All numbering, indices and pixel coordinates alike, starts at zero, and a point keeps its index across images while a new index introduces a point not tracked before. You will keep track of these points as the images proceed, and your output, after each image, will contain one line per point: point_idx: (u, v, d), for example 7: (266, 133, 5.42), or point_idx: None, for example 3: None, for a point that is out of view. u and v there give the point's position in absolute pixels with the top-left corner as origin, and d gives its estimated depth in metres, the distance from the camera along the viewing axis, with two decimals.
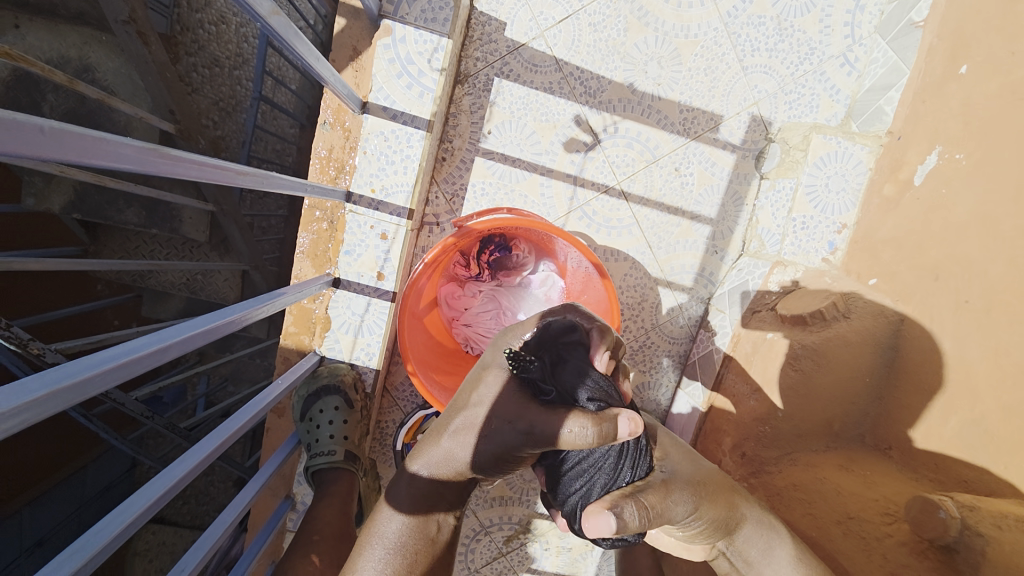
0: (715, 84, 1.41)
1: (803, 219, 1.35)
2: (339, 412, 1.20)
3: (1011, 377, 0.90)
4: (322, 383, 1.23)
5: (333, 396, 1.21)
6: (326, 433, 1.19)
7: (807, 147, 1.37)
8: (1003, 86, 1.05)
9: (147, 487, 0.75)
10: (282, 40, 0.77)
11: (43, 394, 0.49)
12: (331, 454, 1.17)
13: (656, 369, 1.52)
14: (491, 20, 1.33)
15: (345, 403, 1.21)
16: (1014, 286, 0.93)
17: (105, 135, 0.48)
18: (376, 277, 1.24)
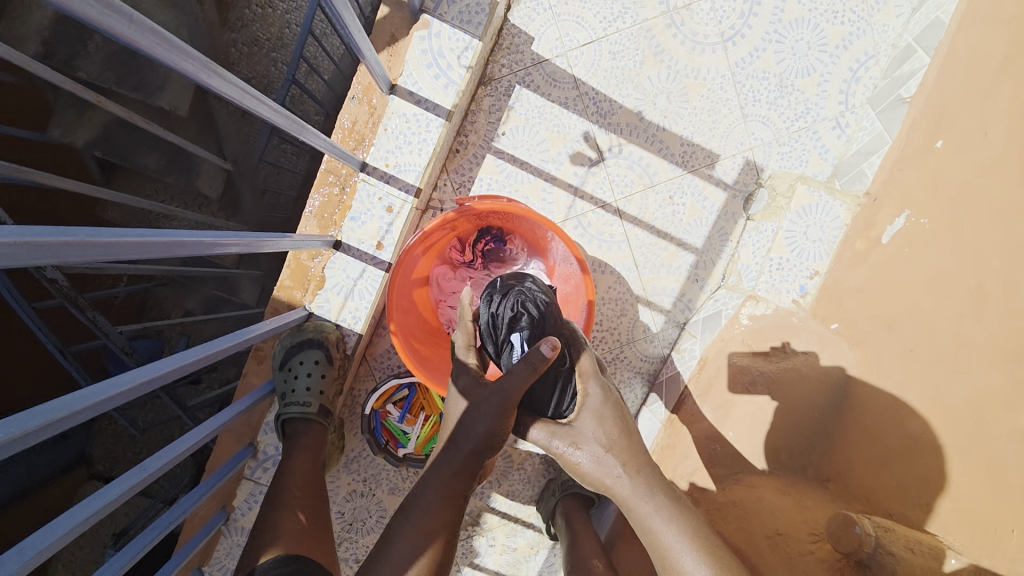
0: (716, 125, 1.53)
1: (779, 260, 1.45)
2: (318, 366, 1.24)
3: (950, 424, 0.98)
4: (307, 336, 1.27)
5: (314, 350, 1.26)
6: (303, 385, 1.23)
7: (791, 196, 1.49)
8: (970, 165, 1.16)
9: (130, 374, 0.81)
10: (334, 10, 0.89)
11: (79, 238, 0.59)
12: (306, 405, 1.23)
13: (625, 384, 1.56)
14: (520, 34, 1.45)
15: (325, 359, 1.26)
16: (959, 341, 1.02)
17: (169, 38, 0.62)
18: (375, 246, 1.31)
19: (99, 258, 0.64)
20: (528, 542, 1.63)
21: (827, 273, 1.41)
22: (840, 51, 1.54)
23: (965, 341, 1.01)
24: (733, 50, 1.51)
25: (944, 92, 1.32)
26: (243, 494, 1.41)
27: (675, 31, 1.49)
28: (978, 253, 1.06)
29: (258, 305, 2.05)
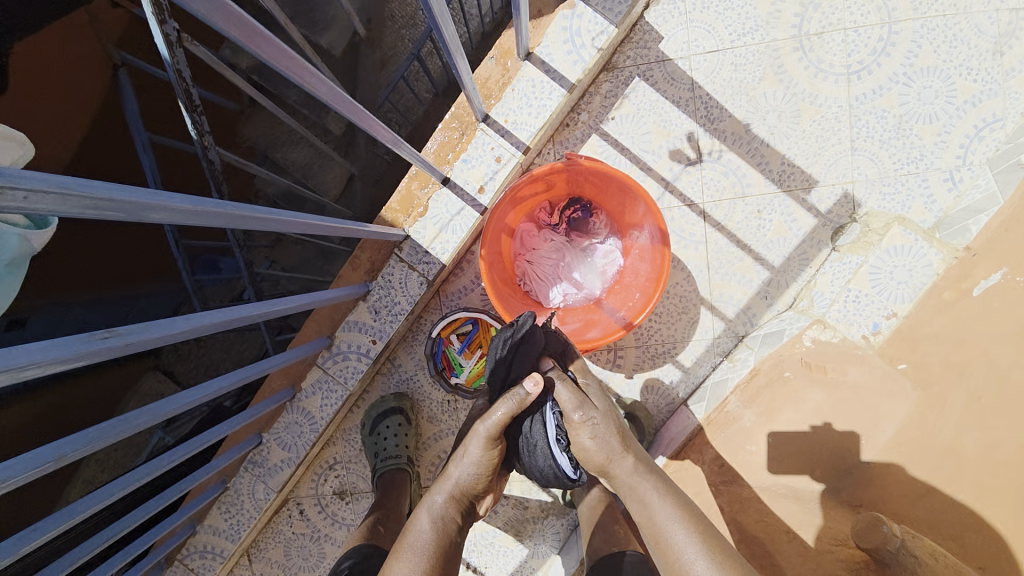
0: (822, 151, 1.55)
1: (857, 293, 1.44)
2: (402, 427, 1.63)
3: (924, 441, 1.30)
4: (387, 406, 1.66)
5: (396, 415, 1.64)
6: (392, 443, 1.60)
7: (885, 233, 1.47)
8: None
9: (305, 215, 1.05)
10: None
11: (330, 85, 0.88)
12: (395, 458, 1.58)
13: (665, 375, 1.65)
14: (652, 31, 1.56)
15: (406, 422, 1.64)
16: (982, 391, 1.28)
17: None
18: (477, 190, 1.47)
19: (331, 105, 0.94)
20: (540, 506, 1.78)
21: (905, 317, 1.39)
22: (969, 106, 1.52)
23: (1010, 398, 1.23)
24: (857, 84, 1.54)
25: None
26: (311, 379, 1.61)
27: (802, 56, 1.53)
28: None
29: (339, 246, 2.22)
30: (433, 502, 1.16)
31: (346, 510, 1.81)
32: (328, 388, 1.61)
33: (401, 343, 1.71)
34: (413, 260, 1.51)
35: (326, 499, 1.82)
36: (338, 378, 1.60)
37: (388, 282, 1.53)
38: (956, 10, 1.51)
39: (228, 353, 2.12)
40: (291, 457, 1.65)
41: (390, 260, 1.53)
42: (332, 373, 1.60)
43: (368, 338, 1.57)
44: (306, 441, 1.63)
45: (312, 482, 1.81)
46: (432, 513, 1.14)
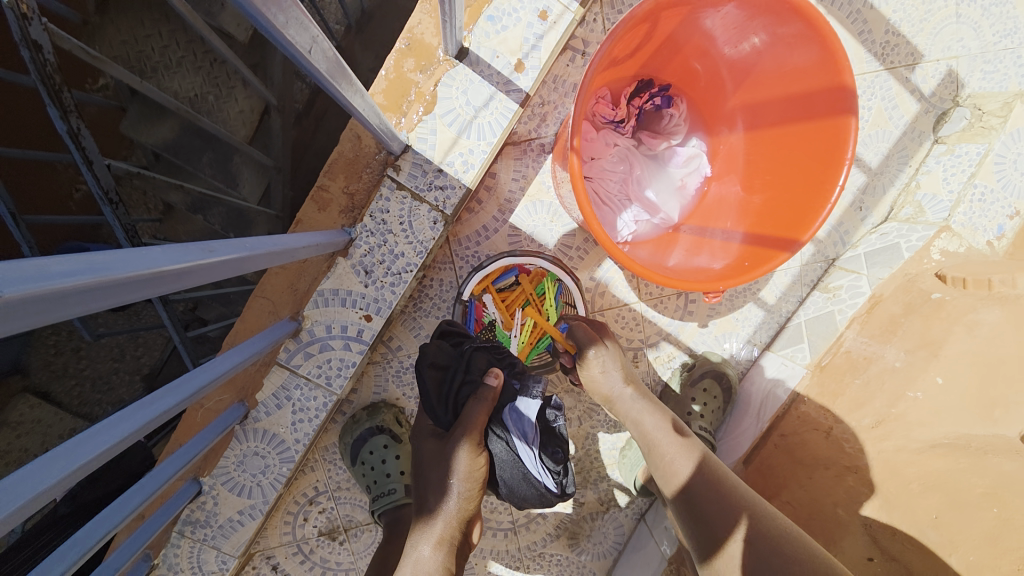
0: (927, 17, 1.26)
1: (983, 189, 1.15)
2: (389, 450, 1.15)
3: None
4: (363, 427, 1.17)
5: (380, 435, 1.16)
6: (382, 473, 1.13)
7: (1009, 113, 1.18)
8: None
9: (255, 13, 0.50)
10: None
11: None
12: (393, 493, 1.11)
13: (745, 317, 1.31)
14: None
15: (393, 441, 1.16)
16: None
17: None
18: (513, 66, 0.97)
19: None
20: (597, 497, 1.43)
21: None
22: None
23: None
24: None
25: None
26: (271, 387, 1.06)
27: None
28: None
29: (259, 205, 1.63)
30: (417, 557, 0.75)
31: (341, 554, 1.29)
32: (302, 395, 1.06)
33: (398, 319, 1.19)
34: (419, 186, 0.99)
35: (310, 544, 1.28)
36: (317, 378, 1.06)
37: (382, 224, 1.00)
38: None
39: (119, 361, 1.52)
40: (255, 504, 1.09)
41: (381, 188, 0.99)
42: (305, 373, 1.05)
43: (358, 313, 1.03)
44: (275, 480, 1.08)
45: (285, 526, 1.26)
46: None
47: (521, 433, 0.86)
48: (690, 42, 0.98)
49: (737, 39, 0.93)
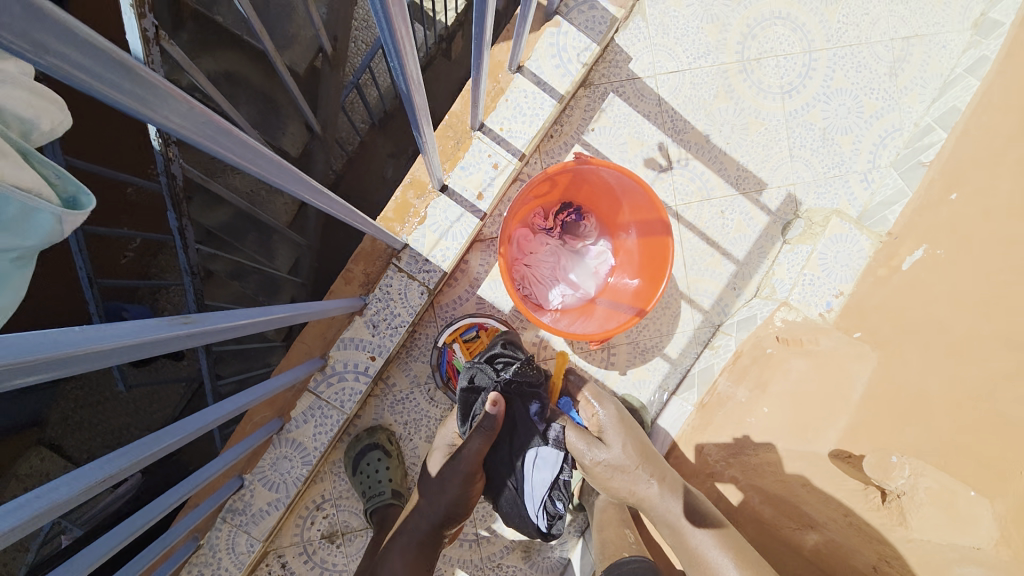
0: (768, 158, 1.76)
1: (812, 276, 1.65)
2: (382, 461, 1.54)
3: (890, 411, 1.27)
4: (364, 443, 1.58)
5: (376, 450, 1.56)
6: (376, 479, 1.52)
7: (826, 224, 1.70)
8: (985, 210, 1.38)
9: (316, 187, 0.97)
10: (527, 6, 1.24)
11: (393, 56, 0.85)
12: (382, 494, 1.49)
13: (654, 368, 1.73)
14: (621, 52, 1.68)
15: (386, 454, 1.56)
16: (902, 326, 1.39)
17: None
18: (476, 196, 1.51)
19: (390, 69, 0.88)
20: None
21: (850, 294, 1.61)
22: (874, 117, 1.80)
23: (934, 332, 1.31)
24: (790, 100, 1.75)
25: (959, 153, 1.57)
26: (301, 407, 1.48)
27: (744, 75, 1.73)
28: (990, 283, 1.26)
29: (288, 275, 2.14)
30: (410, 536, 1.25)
31: (337, 555, 1.63)
32: (322, 414, 1.48)
33: (393, 363, 1.64)
34: (413, 270, 1.49)
35: (312, 546, 1.62)
36: (334, 401, 1.49)
37: (387, 293, 1.48)
38: (858, 36, 1.78)
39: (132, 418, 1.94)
40: (280, 498, 1.47)
41: (387, 270, 1.49)
42: (326, 397, 1.48)
43: (366, 355, 1.49)
44: (297, 478, 1.47)
45: (296, 528, 1.61)
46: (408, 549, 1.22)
47: (544, 467, 1.39)
48: (590, 181, 1.52)
49: (618, 183, 1.47)
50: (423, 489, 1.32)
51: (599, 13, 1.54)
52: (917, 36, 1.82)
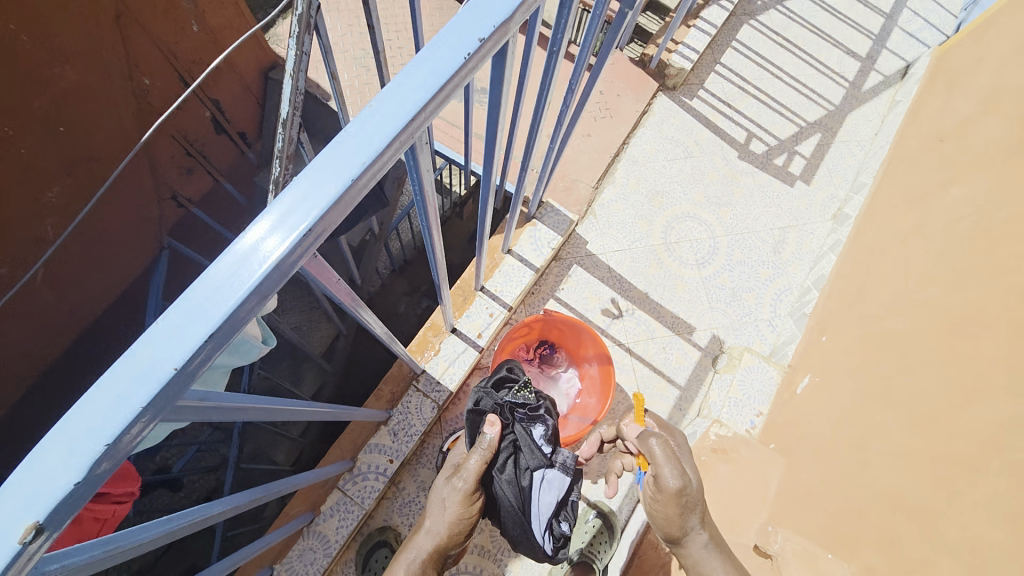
0: (693, 309, 2.37)
1: (735, 398, 2.12)
2: (388, 556, 1.83)
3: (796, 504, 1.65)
4: (375, 540, 1.87)
5: (384, 546, 1.85)
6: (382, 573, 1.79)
7: (742, 358, 2.21)
8: (841, 349, 1.92)
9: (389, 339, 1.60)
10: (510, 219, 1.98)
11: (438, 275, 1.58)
12: None
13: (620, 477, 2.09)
14: (581, 238, 2.43)
15: (392, 551, 1.85)
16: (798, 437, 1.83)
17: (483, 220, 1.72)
18: (477, 335, 2.08)
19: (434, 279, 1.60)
20: None
21: (767, 414, 2.07)
22: (769, 280, 2.47)
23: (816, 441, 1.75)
24: (704, 269, 2.44)
25: (827, 308, 2.19)
26: (329, 502, 1.83)
27: (668, 253, 2.45)
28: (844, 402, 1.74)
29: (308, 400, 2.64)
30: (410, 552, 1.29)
31: None
32: (344, 509, 1.83)
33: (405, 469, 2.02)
34: (428, 389, 1.98)
35: None
36: (356, 498, 1.84)
37: (407, 407, 1.95)
38: (746, 226, 2.56)
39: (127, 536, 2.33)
40: None
41: (408, 389, 1.98)
42: (350, 494, 1.84)
43: (386, 458, 1.89)
44: (316, 569, 1.75)
45: None
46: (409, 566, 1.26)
47: (551, 490, 1.62)
48: (559, 326, 2.11)
49: (577, 328, 2.06)
50: (429, 511, 1.36)
51: (561, 216, 2.31)
52: (790, 226, 2.58)
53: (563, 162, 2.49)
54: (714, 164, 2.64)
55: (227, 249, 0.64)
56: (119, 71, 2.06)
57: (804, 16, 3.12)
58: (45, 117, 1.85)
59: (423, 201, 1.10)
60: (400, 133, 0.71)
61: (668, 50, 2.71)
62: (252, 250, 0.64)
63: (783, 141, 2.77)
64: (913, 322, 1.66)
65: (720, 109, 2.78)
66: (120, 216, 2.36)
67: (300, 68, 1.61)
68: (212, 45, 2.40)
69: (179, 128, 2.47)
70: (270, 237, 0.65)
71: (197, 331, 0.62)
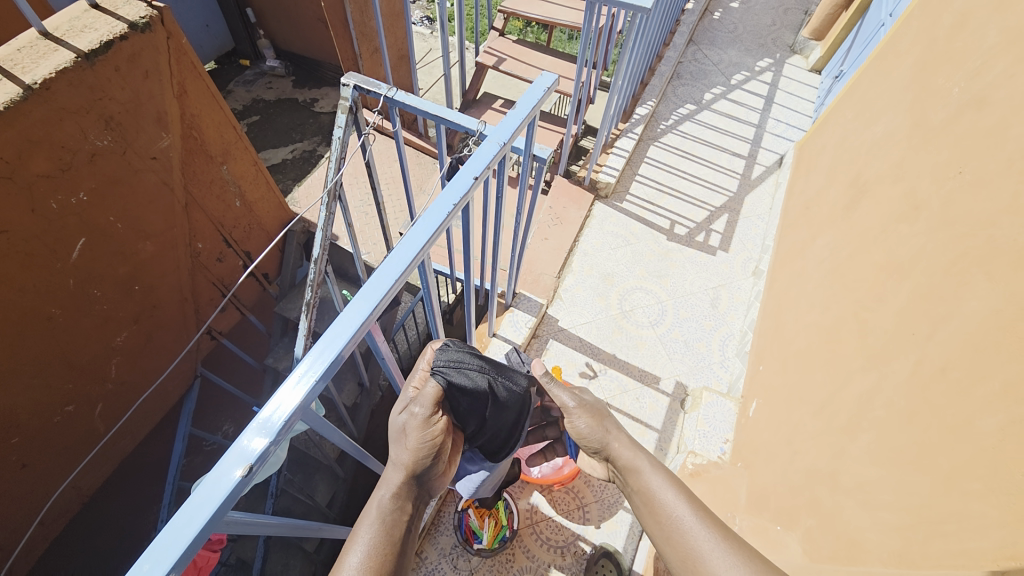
0: (656, 361, 2.82)
1: (703, 431, 2.47)
2: None
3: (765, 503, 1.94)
4: None
5: None
6: None
7: (703, 397, 2.59)
8: (772, 371, 2.35)
9: None
10: (491, 308, 2.51)
11: None
12: None
13: (621, 519, 2.32)
14: (553, 318, 2.96)
15: None
16: (757, 450, 2.17)
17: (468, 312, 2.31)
18: None
19: None
20: None
21: (733, 439, 2.43)
22: (713, 330, 2.97)
23: (767, 448, 2.09)
24: (659, 328, 2.95)
25: (760, 344, 2.66)
26: None
27: (627, 320, 2.97)
28: (777, 410, 2.14)
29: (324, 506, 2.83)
30: (380, 499, 1.23)
31: None
32: None
33: (428, 542, 2.26)
34: None
35: None
36: None
37: None
38: (686, 290, 3.13)
39: None
40: None
41: None
42: None
43: None
44: None
45: None
46: (380, 513, 1.20)
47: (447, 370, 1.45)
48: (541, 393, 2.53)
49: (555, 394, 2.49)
50: (394, 445, 1.33)
51: (533, 302, 2.87)
52: (721, 285, 3.17)
53: (529, 262, 3.12)
54: (650, 247, 3.32)
55: (274, 393, 1.06)
56: (181, 241, 2.65)
57: (694, 134, 4.10)
58: (124, 280, 2.40)
59: (426, 275, 1.69)
60: (424, 246, 1.33)
61: (595, 171, 3.57)
62: (285, 396, 1.05)
63: (700, 224, 3.49)
64: (807, 339, 2.15)
65: (646, 207, 3.56)
66: (165, 354, 2.85)
67: (328, 222, 2.27)
68: (248, 215, 3.05)
69: (218, 277, 3.03)
70: (303, 377, 1.07)
71: (257, 444, 0.99)
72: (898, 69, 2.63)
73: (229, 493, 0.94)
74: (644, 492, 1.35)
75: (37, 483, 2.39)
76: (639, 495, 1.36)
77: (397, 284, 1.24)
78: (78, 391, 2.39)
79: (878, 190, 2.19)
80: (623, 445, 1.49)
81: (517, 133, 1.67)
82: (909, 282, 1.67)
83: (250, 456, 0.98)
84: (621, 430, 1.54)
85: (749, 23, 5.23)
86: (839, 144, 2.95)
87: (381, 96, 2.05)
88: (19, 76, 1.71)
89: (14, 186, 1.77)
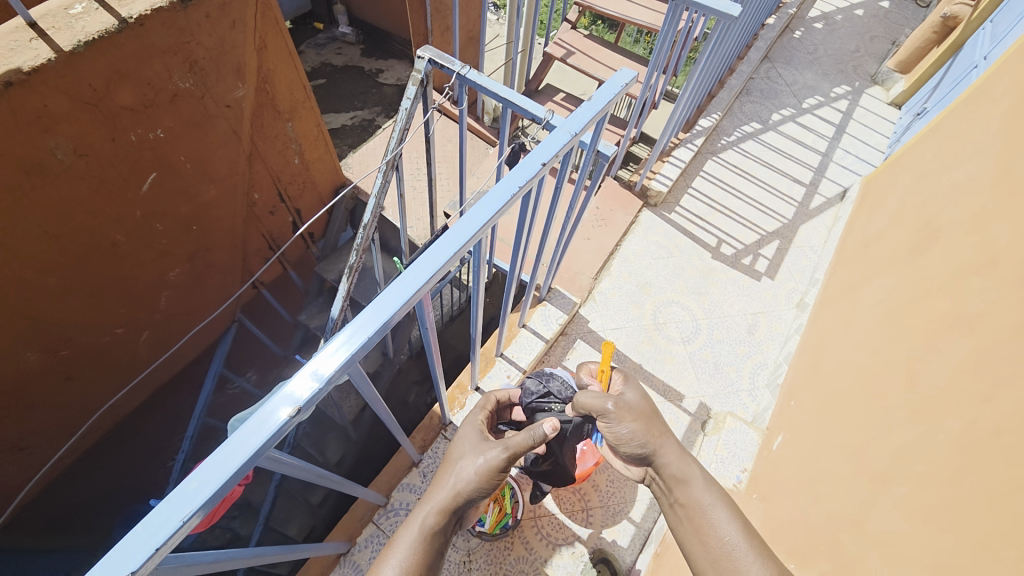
0: (682, 378, 2.77)
1: (721, 455, 2.42)
2: None
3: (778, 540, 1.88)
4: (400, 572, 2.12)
5: None
6: None
7: (726, 422, 2.53)
8: (804, 408, 2.27)
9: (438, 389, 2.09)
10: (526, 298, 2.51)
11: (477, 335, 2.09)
12: None
13: (623, 528, 2.30)
14: (584, 318, 2.94)
15: None
16: (776, 484, 2.11)
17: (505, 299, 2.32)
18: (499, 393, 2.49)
19: (473, 340, 2.12)
20: None
21: (751, 470, 2.37)
22: (746, 357, 2.89)
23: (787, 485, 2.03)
24: (690, 346, 2.90)
25: (794, 378, 2.58)
26: (366, 532, 2.14)
27: (659, 332, 2.92)
28: (804, 448, 2.07)
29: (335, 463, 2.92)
30: (423, 521, 1.26)
31: None
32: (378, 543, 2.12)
33: None
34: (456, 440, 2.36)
35: None
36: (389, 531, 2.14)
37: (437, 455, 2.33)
38: (723, 312, 3.05)
39: None
40: None
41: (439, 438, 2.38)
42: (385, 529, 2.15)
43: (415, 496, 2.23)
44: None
45: None
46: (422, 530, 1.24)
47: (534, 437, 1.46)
48: None
49: None
50: (455, 469, 1.37)
51: (566, 300, 2.86)
52: (761, 312, 3.08)
53: (569, 259, 3.10)
54: (693, 263, 3.24)
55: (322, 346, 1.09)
56: (240, 189, 2.75)
57: (756, 153, 3.97)
58: (184, 218, 2.52)
59: (477, 257, 1.70)
60: (482, 226, 1.33)
61: (648, 178, 3.51)
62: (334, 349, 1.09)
63: (748, 246, 3.39)
64: (849, 380, 2.06)
65: (694, 221, 3.47)
66: (209, 294, 2.98)
67: (382, 190, 2.31)
68: (305, 173, 3.14)
69: (268, 230, 3.14)
70: (355, 334, 1.11)
71: (305, 390, 1.04)
72: (989, 114, 2.48)
73: (276, 431, 0.98)
74: (688, 505, 1.33)
75: (79, 395, 2.55)
76: (683, 509, 1.34)
77: (453, 259, 1.26)
78: (128, 316, 2.53)
79: (950, 238, 2.07)
80: (670, 454, 1.47)
81: (587, 128, 1.65)
82: (972, 339, 1.58)
83: (297, 400, 1.02)
84: (665, 437, 1.50)
85: (830, 47, 5.00)
86: (911, 185, 2.80)
87: (453, 74, 2.06)
88: (116, 9, 1.81)
89: (98, 113, 1.87)
